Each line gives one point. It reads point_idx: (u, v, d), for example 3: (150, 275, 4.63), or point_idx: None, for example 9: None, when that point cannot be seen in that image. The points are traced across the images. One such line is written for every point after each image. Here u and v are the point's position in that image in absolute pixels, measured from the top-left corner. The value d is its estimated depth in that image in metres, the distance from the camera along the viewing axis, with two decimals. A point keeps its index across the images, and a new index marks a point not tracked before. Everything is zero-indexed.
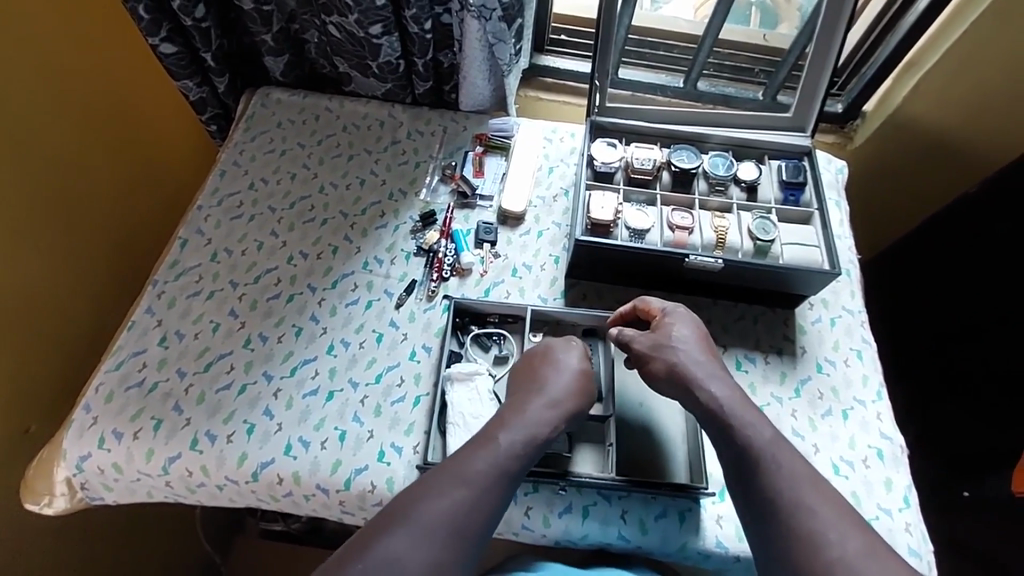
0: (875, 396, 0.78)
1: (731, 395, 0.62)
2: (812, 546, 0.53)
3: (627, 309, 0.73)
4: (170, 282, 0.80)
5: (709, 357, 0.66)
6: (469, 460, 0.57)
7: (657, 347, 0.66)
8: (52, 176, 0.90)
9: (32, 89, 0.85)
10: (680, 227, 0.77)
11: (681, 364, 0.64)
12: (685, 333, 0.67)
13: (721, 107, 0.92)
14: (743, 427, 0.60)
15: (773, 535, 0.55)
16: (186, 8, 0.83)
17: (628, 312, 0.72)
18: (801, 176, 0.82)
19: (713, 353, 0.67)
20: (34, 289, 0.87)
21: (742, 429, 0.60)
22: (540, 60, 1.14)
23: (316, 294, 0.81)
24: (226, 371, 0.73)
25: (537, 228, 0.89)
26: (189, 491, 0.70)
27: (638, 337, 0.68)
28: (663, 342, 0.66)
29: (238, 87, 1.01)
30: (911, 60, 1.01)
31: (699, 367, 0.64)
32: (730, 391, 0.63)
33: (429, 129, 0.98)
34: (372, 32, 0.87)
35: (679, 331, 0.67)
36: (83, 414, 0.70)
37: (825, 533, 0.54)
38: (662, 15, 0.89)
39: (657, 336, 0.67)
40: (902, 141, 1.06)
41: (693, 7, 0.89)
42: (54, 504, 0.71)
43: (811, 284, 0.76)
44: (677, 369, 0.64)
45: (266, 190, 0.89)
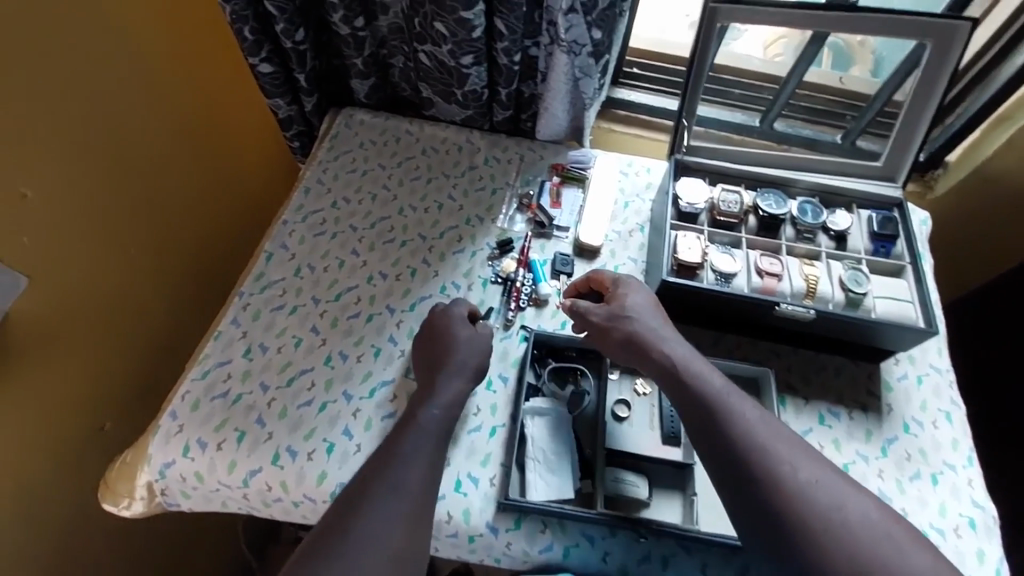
0: (966, 462, 0.74)
1: (688, 355, 0.64)
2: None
3: (582, 282, 0.77)
4: (256, 294, 0.82)
5: (663, 323, 0.68)
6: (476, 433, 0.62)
7: (614, 317, 0.69)
8: (147, 181, 0.94)
9: (138, 99, 0.90)
10: (768, 273, 0.76)
11: (640, 332, 0.67)
12: (639, 300, 0.70)
13: (804, 151, 0.91)
14: (697, 378, 0.62)
15: None
16: (288, 31, 0.86)
17: (581, 284, 0.77)
18: (893, 228, 0.81)
19: (666, 319, 0.69)
20: (120, 289, 0.90)
21: (696, 381, 0.61)
22: (615, 93, 1.15)
23: (395, 316, 0.81)
24: (307, 388, 0.74)
25: (613, 262, 0.88)
26: (265, 505, 0.70)
27: (595, 309, 0.70)
28: (620, 311, 0.69)
29: (323, 106, 1.03)
30: (1004, 113, 0.96)
31: (655, 332, 0.67)
32: (687, 349, 0.65)
33: (506, 156, 0.99)
34: (463, 62, 0.88)
35: (632, 299, 0.70)
36: (169, 421, 0.72)
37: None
38: (731, 50, 0.85)
39: (615, 305, 0.70)
40: (985, 196, 1.03)
41: (764, 45, 0.86)
42: (133, 507, 0.72)
43: (904, 340, 0.74)
44: (634, 336, 0.67)
45: (348, 209, 0.91)
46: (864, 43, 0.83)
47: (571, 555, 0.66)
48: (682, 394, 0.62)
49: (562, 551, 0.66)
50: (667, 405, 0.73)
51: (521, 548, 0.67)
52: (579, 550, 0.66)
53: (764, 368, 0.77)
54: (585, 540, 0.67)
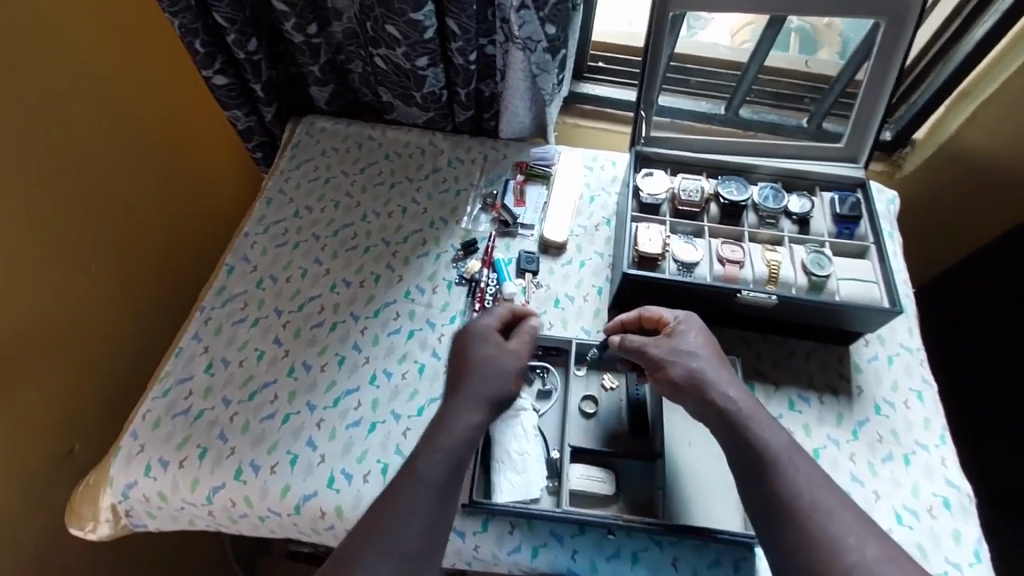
0: (939, 440, 0.74)
1: (750, 403, 0.61)
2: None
3: (631, 317, 0.72)
4: (217, 308, 0.81)
5: (725, 366, 0.64)
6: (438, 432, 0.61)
7: (674, 353, 0.65)
8: (108, 202, 0.93)
9: (95, 118, 0.89)
10: (729, 260, 0.75)
11: (701, 370, 0.63)
12: (699, 343, 0.65)
13: (767, 135, 0.90)
14: (760, 429, 0.59)
15: None
16: (240, 42, 0.85)
17: (631, 320, 0.72)
18: (855, 209, 0.80)
19: (726, 361, 0.66)
20: (83, 308, 0.89)
21: (760, 431, 0.58)
22: (579, 87, 1.15)
23: (359, 323, 0.81)
24: (270, 401, 0.73)
25: (579, 258, 0.88)
26: (231, 521, 0.69)
27: (651, 344, 0.66)
28: (681, 349, 0.65)
29: (284, 116, 1.03)
30: (967, 88, 0.96)
31: (718, 372, 0.63)
32: (750, 398, 0.61)
33: (469, 156, 0.98)
34: (418, 64, 0.88)
35: (692, 337, 0.66)
36: (131, 441, 0.71)
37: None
38: (698, 40, 0.86)
39: (674, 340, 0.66)
40: (954, 172, 1.02)
41: (732, 32, 0.85)
42: (98, 530, 0.71)
43: (870, 321, 0.73)
44: (694, 376, 0.63)
45: (311, 217, 0.90)
46: (830, 26, 0.81)
47: (539, 556, 0.65)
48: (739, 441, 0.59)
49: (530, 552, 0.65)
50: (633, 399, 0.72)
51: (490, 550, 0.66)
52: (547, 550, 0.66)
53: (731, 357, 0.76)
54: (554, 539, 0.66)
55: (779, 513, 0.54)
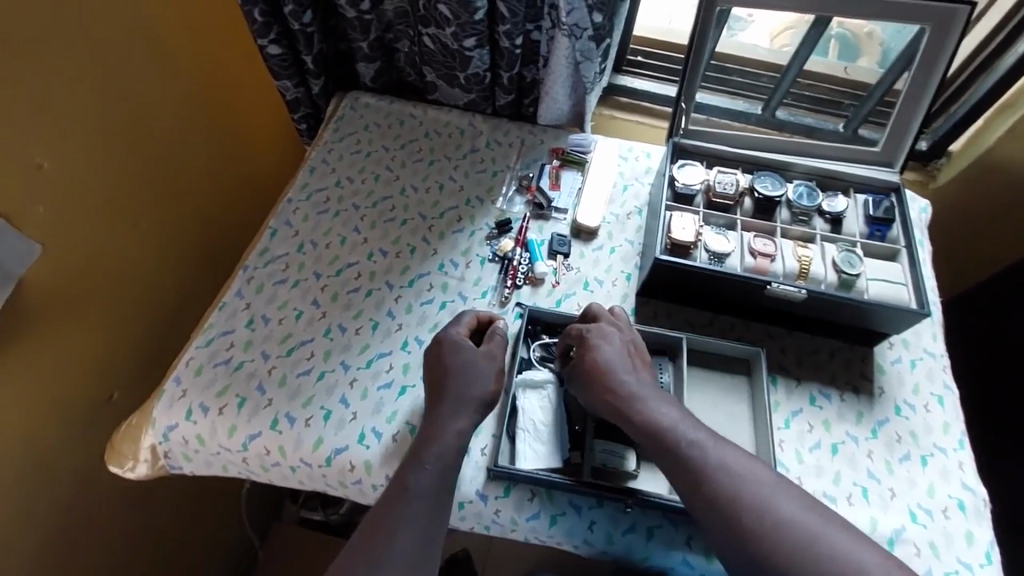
0: (957, 445, 0.74)
1: (663, 409, 0.64)
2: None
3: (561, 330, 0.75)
4: (260, 268, 0.84)
5: (641, 376, 0.67)
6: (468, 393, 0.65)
7: (591, 369, 0.68)
8: (160, 161, 0.97)
9: (153, 80, 0.93)
10: (761, 254, 0.76)
11: (619, 385, 0.66)
12: (613, 354, 0.68)
13: (804, 138, 0.91)
14: (685, 437, 0.61)
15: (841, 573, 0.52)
16: (296, 13, 0.88)
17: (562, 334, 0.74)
18: (888, 211, 0.81)
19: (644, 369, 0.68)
20: (130, 261, 0.93)
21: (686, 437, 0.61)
22: (618, 80, 1.16)
23: (393, 291, 0.83)
24: (306, 358, 0.76)
25: (609, 244, 0.89)
26: (263, 469, 0.72)
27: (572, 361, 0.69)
28: (597, 364, 0.68)
29: (330, 89, 1.06)
30: (1007, 102, 0.96)
31: (633, 385, 0.66)
32: (666, 406, 0.64)
33: (508, 140, 1.01)
34: (465, 45, 0.90)
35: (607, 350, 0.69)
36: (173, 386, 0.74)
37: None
38: (738, 41, 0.87)
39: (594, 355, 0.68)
40: (990, 185, 1.02)
41: (771, 35, 0.86)
42: (137, 469, 0.75)
43: (896, 322, 0.74)
44: (612, 396, 0.65)
45: (352, 188, 0.93)
46: (871, 35, 0.82)
47: (558, 524, 0.68)
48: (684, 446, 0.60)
49: (549, 520, 0.68)
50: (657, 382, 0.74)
51: (510, 515, 0.68)
52: (565, 520, 0.68)
53: (755, 348, 0.77)
54: (572, 510, 0.68)
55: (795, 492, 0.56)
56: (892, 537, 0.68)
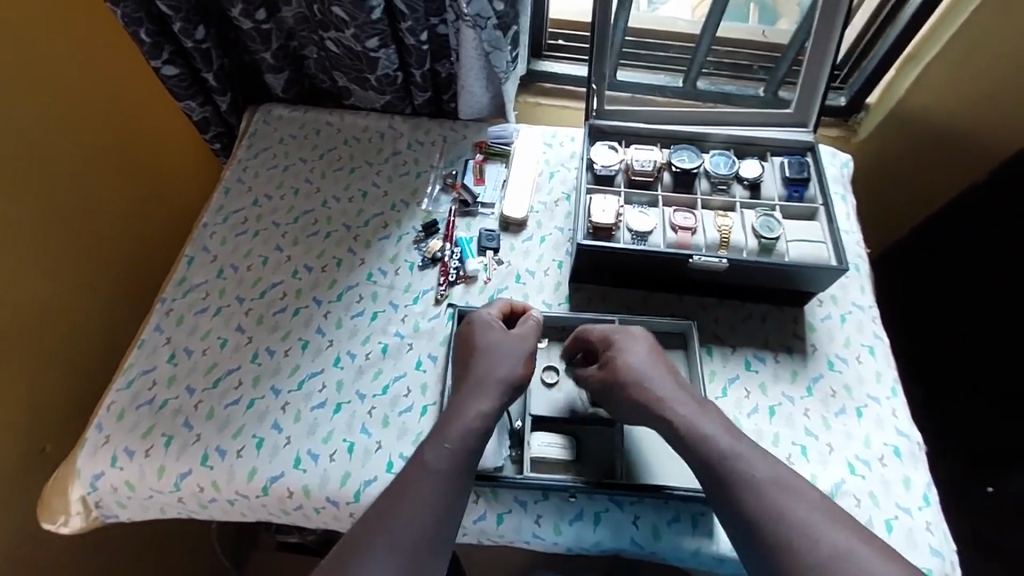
0: (890, 393, 0.76)
1: (693, 415, 0.61)
2: (813, 544, 0.51)
3: (572, 341, 0.72)
4: (179, 299, 0.81)
5: (665, 380, 0.64)
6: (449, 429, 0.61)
7: (610, 381, 0.66)
8: (65, 202, 0.92)
9: (45, 116, 0.88)
10: (682, 228, 0.76)
11: (638, 395, 0.64)
12: (638, 359, 0.65)
13: (721, 105, 0.91)
14: None
15: (769, 537, 0.53)
16: (186, 30, 0.85)
17: (574, 344, 0.72)
18: (804, 172, 0.82)
19: (670, 372, 0.65)
20: (46, 309, 0.89)
21: None
22: (538, 65, 1.15)
23: (321, 307, 0.81)
24: (234, 387, 0.74)
25: (539, 234, 0.89)
26: (201, 507, 0.70)
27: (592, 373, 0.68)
28: (617, 376, 0.65)
29: (240, 105, 1.02)
30: (911, 52, 0.99)
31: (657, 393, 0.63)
32: (692, 407, 0.62)
33: (429, 139, 0.99)
34: (369, 46, 0.87)
35: (629, 359, 0.66)
36: (95, 434, 0.71)
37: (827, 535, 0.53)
38: (661, 15, 0.90)
39: (614, 366, 0.66)
40: (908, 135, 1.04)
41: (692, 8, 0.88)
42: (70, 523, 0.72)
43: (820, 280, 0.75)
44: (634, 398, 0.64)
45: (271, 206, 0.90)
46: None
47: (504, 522, 0.67)
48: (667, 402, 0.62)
49: (495, 519, 0.67)
50: None
51: None
52: (512, 517, 0.67)
53: (688, 322, 0.77)
54: (518, 505, 0.68)
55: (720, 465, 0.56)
56: (832, 491, 0.69)
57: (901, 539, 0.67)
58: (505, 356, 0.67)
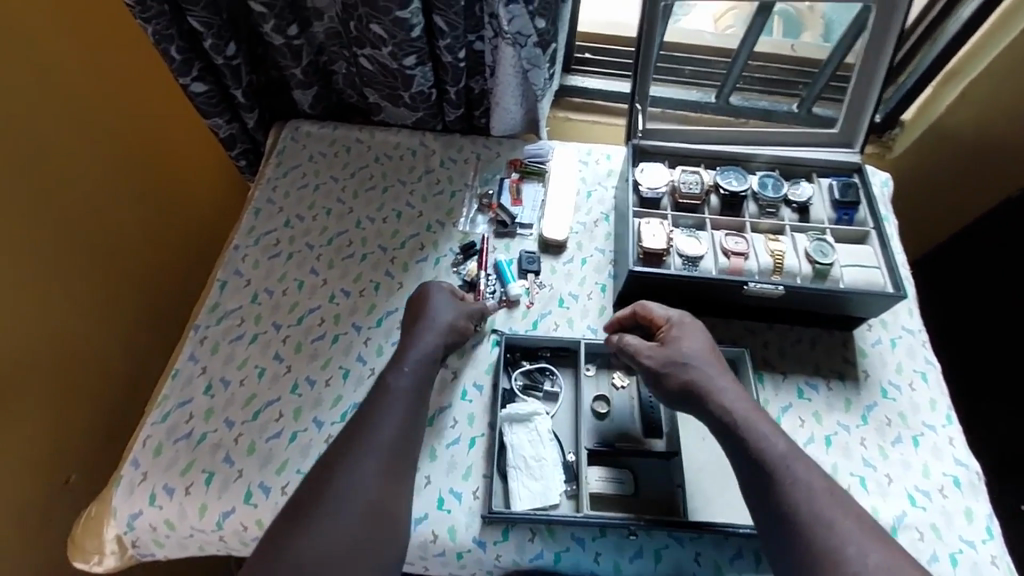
0: (945, 420, 0.74)
1: (748, 412, 0.61)
2: None
3: (627, 313, 0.72)
4: (213, 326, 0.78)
5: (722, 370, 0.65)
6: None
7: (668, 362, 0.65)
8: (89, 224, 0.90)
9: (70, 135, 0.85)
10: (735, 253, 0.74)
11: (696, 381, 0.64)
12: (696, 346, 0.66)
13: (759, 122, 0.89)
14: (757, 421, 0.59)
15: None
16: (217, 47, 0.82)
17: (627, 317, 0.72)
18: (853, 194, 0.80)
19: (724, 365, 0.66)
20: (68, 335, 0.86)
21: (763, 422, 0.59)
22: (568, 80, 1.13)
23: (361, 333, 0.78)
24: (274, 420, 0.71)
25: (580, 255, 0.87)
26: (243, 545, 0.67)
27: (647, 349, 0.67)
28: (675, 357, 0.65)
29: (266, 121, 0.99)
30: (953, 68, 0.97)
31: (715, 381, 0.64)
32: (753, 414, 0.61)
33: (462, 156, 0.96)
34: (405, 64, 0.85)
35: (688, 345, 0.66)
36: (132, 470, 0.68)
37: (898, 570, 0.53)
38: (684, 28, 0.83)
39: (671, 348, 0.66)
40: (944, 152, 1.03)
41: (714, 18, 0.82)
42: (105, 562, 0.69)
43: (874, 306, 0.73)
44: (691, 384, 0.64)
45: (303, 226, 0.88)
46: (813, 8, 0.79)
47: (562, 560, 0.65)
48: (734, 435, 0.60)
49: (553, 558, 0.65)
50: (646, 396, 0.72)
51: (511, 558, 0.65)
52: (569, 555, 0.65)
53: (740, 349, 0.75)
54: (576, 543, 0.65)
55: (796, 501, 0.55)
56: (894, 524, 0.68)
57: (966, 572, 0.65)
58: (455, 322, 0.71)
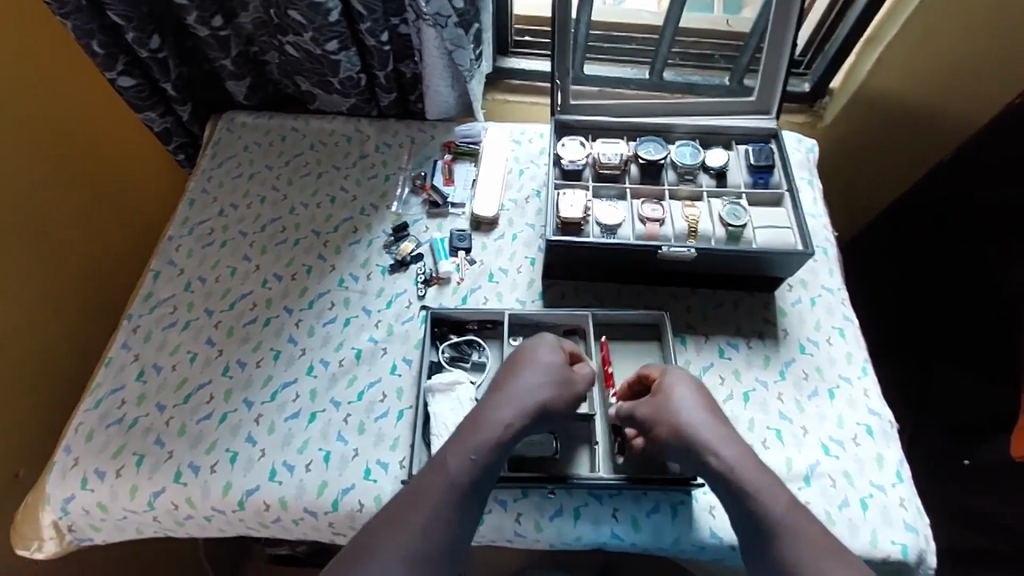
0: (860, 373, 0.77)
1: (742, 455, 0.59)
2: None
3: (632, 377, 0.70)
4: (146, 315, 0.79)
5: (714, 419, 0.61)
6: (446, 486, 0.56)
7: (658, 412, 0.62)
8: (25, 223, 0.90)
9: (1, 131, 0.86)
10: (650, 219, 0.77)
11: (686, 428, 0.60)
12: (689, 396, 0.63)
13: (687, 96, 0.91)
14: None
15: None
16: (141, 40, 0.83)
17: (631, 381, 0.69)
18: (768, 158, 0.82)
19: (716, 411, 0.63)
20: (9, 333, 0.87)
21: None
22: (505, 62, 1.14)
23: (293, 316, 0.80)
24: (206, 401, 0.73)
25: (511, 231, 0.88)
26: (178, 525, 0.69)
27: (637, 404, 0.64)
28: (665, 407, 0.62)
29: (202, 114, 1.00)
30: (871, 35, 1.01)
31: (706, 430, 0.60)
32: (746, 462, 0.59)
33: (397, 140, 0.98)
34: (329, 49, 0.86)
35: (679, 394, 0.63)
36: (65, 456, 0.70)
37: (769, 495, 0.57)
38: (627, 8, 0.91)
39: (662, 398, 0.63)
40: (871, 118, 1.06)
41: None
42: (44, 549, 0.70)
43: (788, 265, 0.76)
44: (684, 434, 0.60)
45: (237, 215, 0.89)
46: None
47: (485, 522, 0.67)
48: None
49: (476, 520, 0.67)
50: None
51: None
52: (492, 517, 0.67)
53: (660, 313, 0.77)
54: (498, 505, 0.67)
55: None
56: (808, 473, 0.70)
57: (875, 515, 0.68)
58: (545, 382, 0.62)
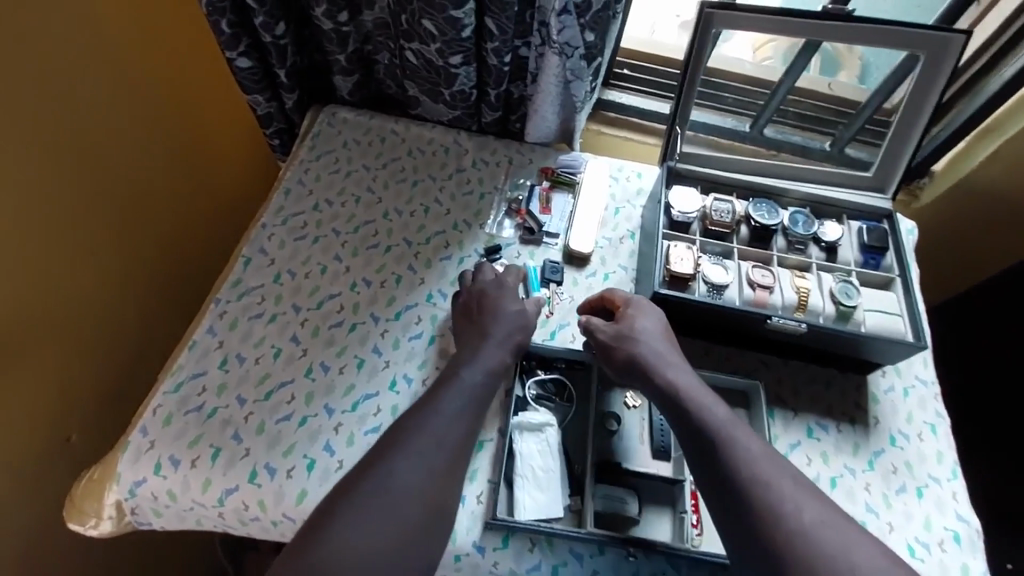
0: (950, 475, 0.74)
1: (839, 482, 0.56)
2: None
3: (596, 298, 0.76)
4: (233, 302, 0.78)
5: (671, 350, 0.67)
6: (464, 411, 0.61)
7: (619, 337, 0.68)
8: (115, 189, 0.90)
9: (112, 94, 0.86)
10: (760, 285, 0.75)
11: (640, 355, 0.66)
12: (648, 324, 0.69)
13: (796, 157, 0.90)
14: None
15: None
16: (268, 25, 0.82)
17: (596, 301, 0.76)
18: (882, 240, 0.80)
19: (676, 345, 0.68)
20: (84, 295, 0.86)
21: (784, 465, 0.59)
22: (605, 94, 1.13)
23: (379, 325, 0.79)
24: (286, 402, 0.71)
25: (603, 270, 0.87)
26: (241, 524, 0.67)
27: (601, 326, 0.71)
28: (627, 333, 0.68)
29: (304, 103, 1.00)
30: (989, 125, 0.97)
31: (658, 356, 0.66)
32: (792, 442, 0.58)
33: (495, 159, 0.96)
34: (451, 62, 0.85)
35: (641, 322, 0.69)
36: (140, 437, 0.68)
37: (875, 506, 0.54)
38: (721, 54, 0.82)
39: (626, 324, 0.69)
40: (970, 206, 1.03)
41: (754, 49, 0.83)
42: (101, 527, 0.68)
43: (892, 354, 0.73)
44: (636, 357, 0.66)
45: (331, 212, 0.88)
46: (852, 50, 0.80)
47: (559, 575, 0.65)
48: None
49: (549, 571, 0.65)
50: (657, 419, 0.72)
51: (509, 567, 0.65)
52: (566, 570, 0.65)
53: (755, 381, 0.76)
54: (573, 558, 0.65)
55: None
56: None
57: None
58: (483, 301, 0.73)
